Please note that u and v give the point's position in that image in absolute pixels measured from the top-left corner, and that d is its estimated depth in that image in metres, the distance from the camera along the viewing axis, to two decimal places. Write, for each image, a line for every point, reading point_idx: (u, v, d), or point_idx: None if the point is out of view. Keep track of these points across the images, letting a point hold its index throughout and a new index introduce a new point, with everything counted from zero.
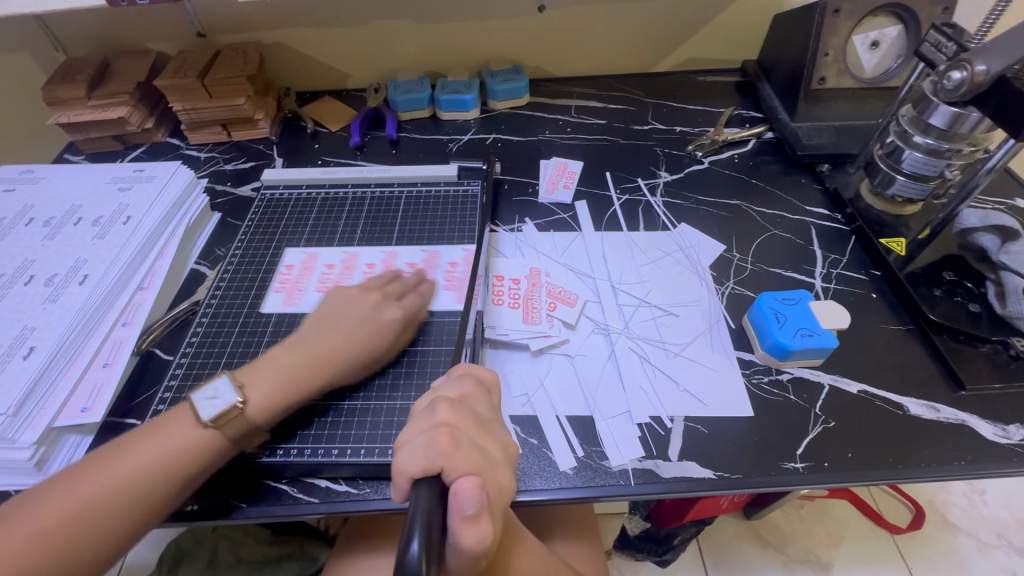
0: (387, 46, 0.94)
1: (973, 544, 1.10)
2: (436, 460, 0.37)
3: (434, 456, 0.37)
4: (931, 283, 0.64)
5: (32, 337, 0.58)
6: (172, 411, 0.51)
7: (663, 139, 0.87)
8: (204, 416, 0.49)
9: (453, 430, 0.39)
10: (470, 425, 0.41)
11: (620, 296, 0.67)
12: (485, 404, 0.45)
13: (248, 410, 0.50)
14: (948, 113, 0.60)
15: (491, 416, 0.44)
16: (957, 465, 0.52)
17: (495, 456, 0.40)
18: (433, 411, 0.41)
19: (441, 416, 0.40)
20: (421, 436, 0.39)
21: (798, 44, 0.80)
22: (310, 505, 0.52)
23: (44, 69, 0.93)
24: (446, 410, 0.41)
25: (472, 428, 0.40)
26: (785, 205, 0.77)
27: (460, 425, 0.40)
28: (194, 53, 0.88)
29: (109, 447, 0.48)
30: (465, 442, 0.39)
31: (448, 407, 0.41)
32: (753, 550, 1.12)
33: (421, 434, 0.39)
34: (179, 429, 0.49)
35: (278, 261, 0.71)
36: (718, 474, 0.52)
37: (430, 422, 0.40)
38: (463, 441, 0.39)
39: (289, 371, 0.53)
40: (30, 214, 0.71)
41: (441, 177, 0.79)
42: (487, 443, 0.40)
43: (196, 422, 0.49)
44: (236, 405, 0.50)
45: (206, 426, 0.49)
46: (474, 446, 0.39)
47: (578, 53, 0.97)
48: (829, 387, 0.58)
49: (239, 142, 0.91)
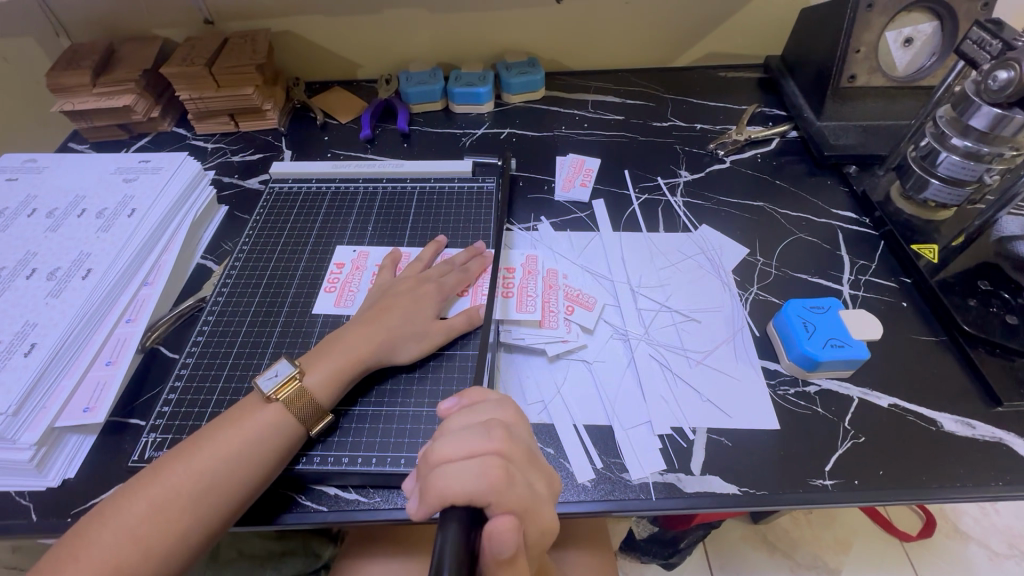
0: (399, 36, 0.91)
1: (984, 553, 1.08)
2: (487, 495, 0.35)
3: (485, 492, 0.35)
4: (966, 293, 0.62)
5: (33, 333, 0.56)
6: (237, 409, 0.50)
7: (683, 136, 0.85)
8: (266, 390, 0.50)
9: (507, 465, 0.37)
10: (522, 460, 0.39)
11: (640, 299, 0.65)
12: (529, 432, 0.43)
13: (310, 387, 0.51)
14: (991, 115, 0.57)
15: (533, 445, 0.42)
16: (994, 486, 0.50)
17: (541, 493, 0.39)
18: (486, 435, 0.39)
19: (495, 444, 0.38)
20: (470, 463, 0.36)
21: (827, 41, 0.76)
22: (318, 513, 0.50)
23: (48, 55, 0.91)
24: (502, 438, 0.39)
25: (523, 462, 0.39)
26: (811, 208, 0.74)
27: (513, 459, 0.38)
28: (201, 41, 0.85)
29: (172, 455, 0.46)
30: (517, 479, 0.37)
31: (503, 434, 0.39)
32: (760, 555, 1.10)
33: (474, 460, 0.37)
34: (230, 450, 0.47)
35: (305, 258, 0.68)
36: (743, 489, 0.50)
37: (481, 448, 0.38)
38: (517, 481, 0.37)
39: (348, 353, 0.53)
40: (33, 204, 0.69)
41: (455, 173, 0.77)
42: (536, 481, 0.39)
43: (262, 398, 0.50)
44: (295, 377, 0.51)
45: (269, 401, 0.50)
46: (524, 484, 0.38)
47: (596, 45, 0.94)
48: (858, 401, 0.56)
49: (247, 133, 0.89)
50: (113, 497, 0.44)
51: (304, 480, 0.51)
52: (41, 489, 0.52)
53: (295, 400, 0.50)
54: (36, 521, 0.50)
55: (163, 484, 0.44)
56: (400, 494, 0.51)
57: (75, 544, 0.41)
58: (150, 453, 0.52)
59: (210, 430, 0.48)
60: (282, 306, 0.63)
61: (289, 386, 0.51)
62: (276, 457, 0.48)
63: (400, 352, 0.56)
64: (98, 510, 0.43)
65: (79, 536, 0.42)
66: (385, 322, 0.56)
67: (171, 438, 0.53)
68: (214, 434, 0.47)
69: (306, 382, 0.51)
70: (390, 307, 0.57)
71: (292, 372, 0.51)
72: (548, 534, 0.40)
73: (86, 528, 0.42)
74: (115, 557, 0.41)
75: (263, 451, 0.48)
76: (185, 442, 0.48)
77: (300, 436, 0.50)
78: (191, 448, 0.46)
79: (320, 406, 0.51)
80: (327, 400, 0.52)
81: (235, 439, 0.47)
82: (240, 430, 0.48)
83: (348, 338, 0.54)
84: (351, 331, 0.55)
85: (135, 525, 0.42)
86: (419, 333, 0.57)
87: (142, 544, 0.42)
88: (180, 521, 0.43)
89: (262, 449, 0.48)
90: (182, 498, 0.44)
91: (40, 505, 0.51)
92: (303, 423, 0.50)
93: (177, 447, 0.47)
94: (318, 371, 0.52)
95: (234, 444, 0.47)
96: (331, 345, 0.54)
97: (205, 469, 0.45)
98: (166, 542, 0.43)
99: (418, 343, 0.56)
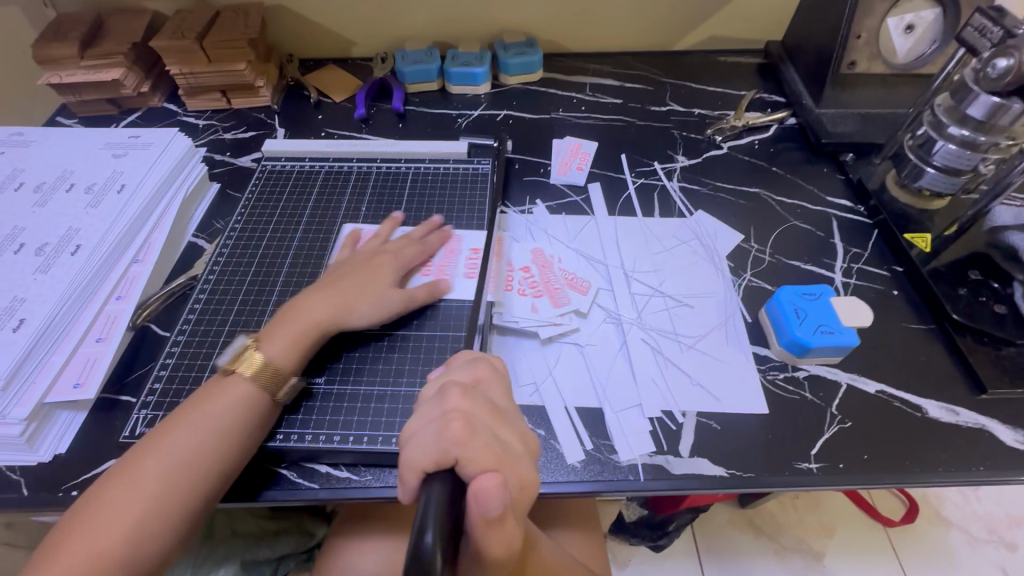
0: (394, 14, 0.89)
1: (963, 538, 1.10)
2: (449, 450, 0.35)
3: (447, 447, 0.35)
4: (956, 282, 0.62)
5: (21, 308, 0.56)
6: (212, 386, 0.50)
7: (681, 121, 0.84)
8: (219, 361, 0.51)
9: (468, 417, 0.37)
10: (486, 412, 0.39)
11: (633, 284, 0.65)
12: (502, 394, 0.43)
13: (268, 352, 0.51)
14: (988, 104, 0.58)
15: (508, 407, 0.42)
16: (975, 471, 0.51)
17: (519, 449, 0.38)
18: (443, 398, 0.39)
19: (453, 403, 0.38)
20: (431, 424, 0.37)
21: (828, 27, 0.76)
22: (310, 490, 0.50)
23: (34, 25, 0.88)
24: (458, 397, 0.39)
25: (486, 416, 0.39)
26: (807, 195, 0.74)
27: (472, 411, 0.38)
28: (193, 14, 0.83)
29: (151, 436, 0.47)
30: (481, 430, 0.37)
31: (460, 393, 0.39)
32: (746, 537, 1.12)
33: (432, 424, 0.37)
34: (208, 432, 0.47)
35: (268, 231, 0.68)
36: (730, 471, 0.51)
37: (441, 409, 0.38)
38: (479, 428, 0.37)
39: (303, 322, 0.54)
40: (20, 178, 0.68)
41: (451, 154, 0.76)
42: (506, 434, 0.39)
43: (226, 372, 0.51)
44: (247, 345, 0.52)
45: (227, 371, 0.51)
46: (492, 432, 0.37)
47: (595, 28, 0.92)
48: (846, 386, 0.56)
49: (239, 110, 0.87)
50: (96, 485, 0.45)
51: (297, 458, 0.51)
52: (32, 463, 0.52)
53: (249, 366, 0.50)
54: (27, 495, 0.50)
55: (139, 472, 0.44)
56: (391, 473, 0.51)
57: (58, 540, 0.42)
58: (141, 429, 0.52)
59: (181, 414, 0.48)
60: (274, 285, 0.63)
61: (246, 354, 0.51)
62: (248, 433, 0.48)
63: (359, 315, 0.55)
64: (77, 507, 0.44)
65: (61, 531, 0.42)
66: (340, 288, 0.56)
67: (162, 414, 0.53)
68: (183, 418, 0.48)
69: (265, 352, 0.51)
70: (345, 275, 0.58)
71: (245, 341, 0.52)
72: (530, 488, 0.37)
73: (67, 524, 0.43)
74: (100, 547, 0.41)
75: (238, 428, 0.48)
76: (160, 425, 0.48)
77: (267, 410, 0.50)
78: (162, 435, 0.47)
79: (281, 372, 0.51)
80: (288, 366, 0.52)
81: (205, 419, 0.47)
82: (213, 410, 0.48)
83: (303, 306, 0.55)
84: (308, 299, 0.56)
85: (121, 510, 0.43)
86: (374, 290, 0.57)
87: (125, 530, 0.42)
88: (160, 506, 0.44)
89: (232, 427, 0.48)
90: (161, 483, 0.44)
91: (31, 479, 0.51)
92: (267, 390, 0.50)
93: (154, 431, 0.47)
94: (275, 340, 0.52)
95: (206, 426, 0.47)
96: (287, 314, 0.54)
97: (179, 453, 0.46)
98: (149, 527, 0.43)
99: (377, 305, 0.56)
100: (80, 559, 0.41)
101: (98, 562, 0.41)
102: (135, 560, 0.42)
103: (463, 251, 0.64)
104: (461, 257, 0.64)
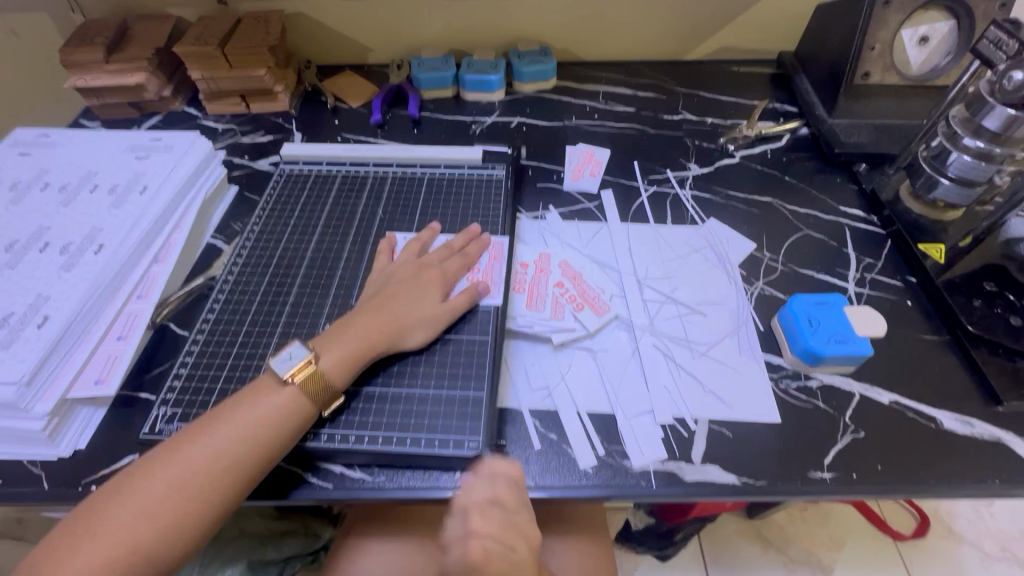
0: (412, 21, 0.91)
1: (976, 554, 1.09)
2: None
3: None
4: (971, 293, 0.62)
5: (46, 305, 0.57)
6: (250, 387, 0.51)
7: (693, 130, 0.85)
8: (282, 372, 0.51)
9: (485, 543, 0.44)
10: (501, 528, 0.45)
11: (646, 290, 0.65)
12: (519, 501, 0.47)
13: (322, 368, 0.51)
14: (1004, 115, 0.59)
15: (521, 513, 0.47)
16: (991, 483, 0.50)
17: (524, 556, 0.45)
18: (465, 518, 0.45)
19: (473, 525, 0.44)
20: (459, 546, 0.44)
21: (842, 38, 0.76)
22: (324, 490, 0.51)
23: (59, 30, 0.90)
24: (478, 521, 0.45)
25: (503, 537, 0.44)
26: (819, 205, 0.74)
27: (490, 535, 0.44)
28: (216, 20, 0.85)
29: (188, 431, 0.47)
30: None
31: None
32: (754, 549, 1.11)
33: (456, 542, 0.44)
34: (242, 434, 0.47)
35: (297, 234, 0.69)
36: (742, 480, 0.51)
37: (464, 531, 0.44)
38: (495, 555, 0.43)
39: (355, 336, 0.54)
40: (46, 178, 0.70)
41: (466, 160, 0.77)
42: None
43: (277, 381, 0.51)
44: (309, 361, 0.51)
45: (284, 382, 0.50)
46: (502, 551, 0.44)
47: (609, 37, 0.93)
48: (859, 396, 0.56)
49: (258, 115, 0.89)
50: (129, 474, 0.45)
51: (313, 458, 0.52)
52: (53, 458, 0.53)
53: (309, 382, 0.50)
54: (47, 489, 0.51)
55: (178, 465, 0.45)
56: (405, 474, 0.52)
57: (89, 524, 0.42)
58: (161, 425, 0.53)
59: (218, 413, 0.48)
60: (291, 287, 0.64)
61: (305, 369, 0.51)
62: (290, 437, 0.49)
63: (409, 335, 0.56)
64: (112, 488, 0.44)
65: (95, 514, 0.43)
66: (391, 308, 0.56)
67: (181, 411, 0.54)
68: (227, 417, 0.48)
69: (322, 365, 0.52)
70: (394, 294, 0.58)
71: (307, 356, 0.51)
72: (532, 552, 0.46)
73: (101, 506, 0.43)
74: (132, 536, 0.42)
75: (274, 434, 0.48)
76: (197, 421, 0.48)
77: (312, 415, 0.51)
78: (204, 429, 0.47)
79: (333, 387, 0.52)
80: (341, 382, 0.52)
81: (251, 420, 0.48)
82: (251, 413, 0.48)
83: (357, 323, 0.55)
84: (360, 316, 0.56)
85: (153, 504, 0.43)
86: (416, 305, 0.57)
87: (157, 521, 0.43)
88: (196, 503, 0.44)
89: (275, 428, 0.48)
90: (199, 479, 0.45)
91: (51, 473, 0.52)
92: (318, 404, 0.51)
93: (191, 426, 0.48)
94: (332, 354, 0.52)
95: (250, 427, 0.48)
96: (343, 328, 0.55)
97: (220, 451, 0.46)
98: (183, 521, 0.44)
99: (423, 326, 0.57)
100: (107, 551, 0.41)
101: (128, 551, 0.42)
102: (159, 559, 0.43)
103: (489, 256, 0.66)
104: (489, 263, 0.65)
